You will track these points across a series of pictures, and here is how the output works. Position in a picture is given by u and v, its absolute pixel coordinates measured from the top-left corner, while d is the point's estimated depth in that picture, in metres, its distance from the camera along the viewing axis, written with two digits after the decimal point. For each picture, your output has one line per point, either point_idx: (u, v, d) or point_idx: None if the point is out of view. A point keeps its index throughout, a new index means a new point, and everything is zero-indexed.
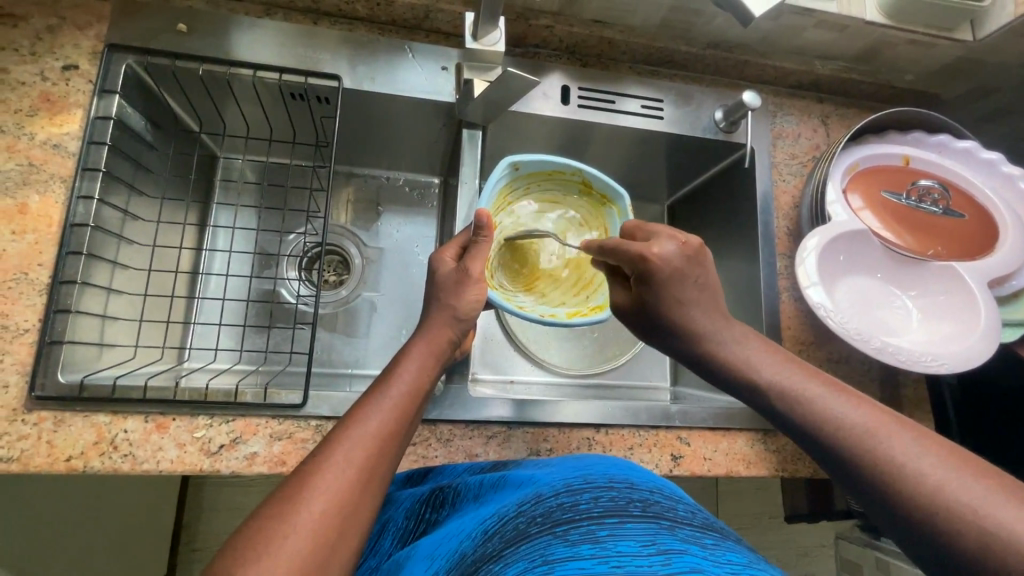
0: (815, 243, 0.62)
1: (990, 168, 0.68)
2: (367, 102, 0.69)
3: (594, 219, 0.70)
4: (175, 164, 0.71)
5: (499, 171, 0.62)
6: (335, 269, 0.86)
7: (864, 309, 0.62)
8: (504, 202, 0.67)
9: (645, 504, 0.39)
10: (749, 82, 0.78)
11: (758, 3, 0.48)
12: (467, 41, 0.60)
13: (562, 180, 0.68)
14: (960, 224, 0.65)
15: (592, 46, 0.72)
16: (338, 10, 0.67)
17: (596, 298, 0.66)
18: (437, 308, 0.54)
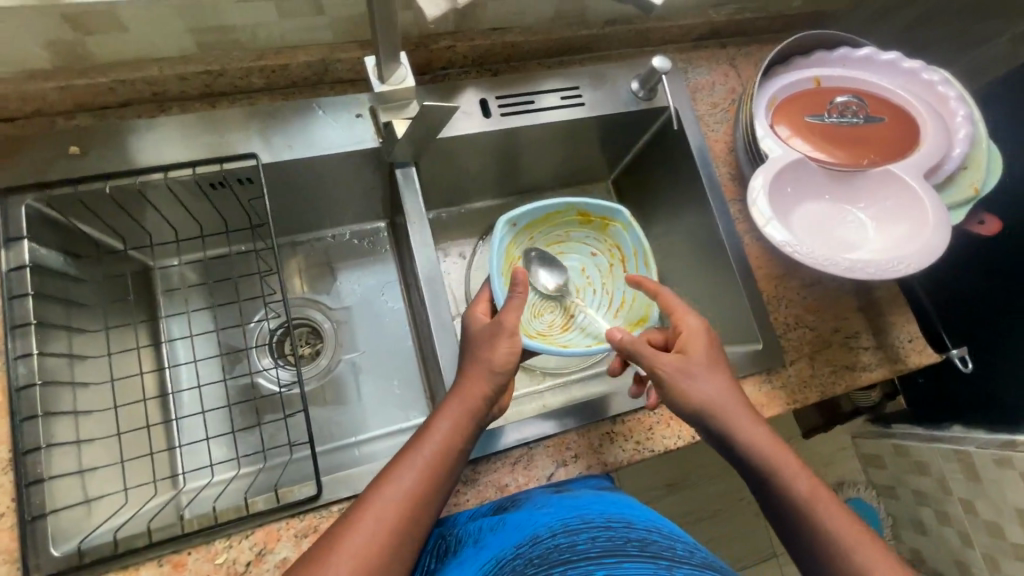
0: (764, 181, 0.63)
1: (893, 69, 0.71)
2: (291, 171, 0.66)
3: (604, 243, 0.80)
4: (109, 290, 0.67)
5: (499, 230, 0.73)
6: (308, 341, 0.83)
7: (824, 233, 0.64)
8: (515, 256, 0.77)
9: (642, 543, 0.45)
10: (653, 46, 0.79)
11: None
12: (374, 85, 0.58)
13: (559, 219, 0.78)
14: (885, 127, 0.68)
15: (497, 53, 0.71)
16: (234, 87, 0.64)
17: (635, 311, 0.77)
18: (476, 363, 0.57)
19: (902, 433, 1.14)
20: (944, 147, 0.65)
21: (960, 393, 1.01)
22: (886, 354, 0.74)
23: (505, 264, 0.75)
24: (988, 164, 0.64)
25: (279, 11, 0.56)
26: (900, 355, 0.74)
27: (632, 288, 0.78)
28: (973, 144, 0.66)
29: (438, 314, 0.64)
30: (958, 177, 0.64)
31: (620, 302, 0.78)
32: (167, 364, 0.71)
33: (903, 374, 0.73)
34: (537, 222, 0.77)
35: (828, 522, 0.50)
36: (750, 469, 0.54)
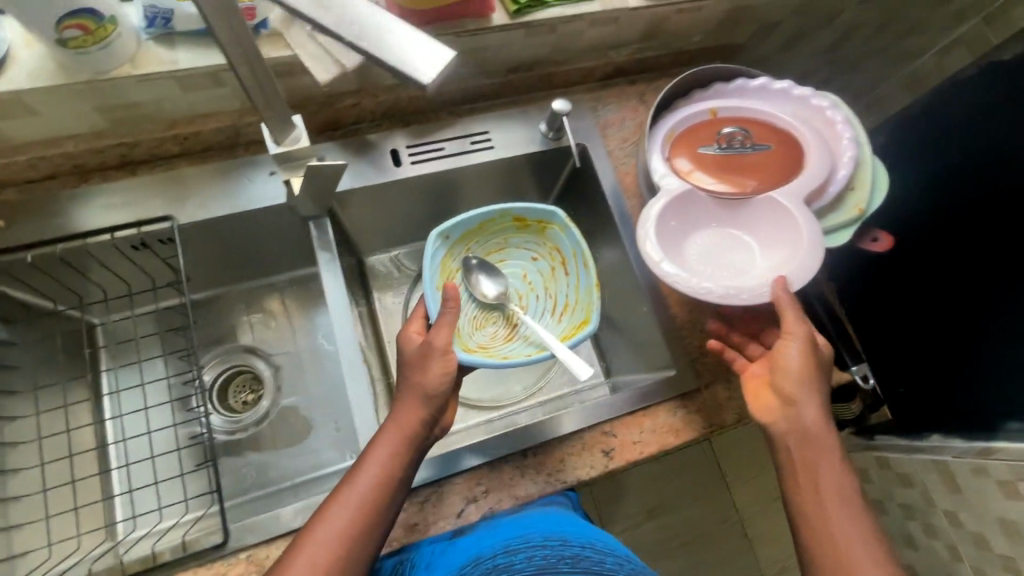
0: (654, 215, 0.66)
1: (782, 95, 0.74)
2: (211, 229, 0.70)
3: (544, 246, 0.80)
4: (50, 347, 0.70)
5: (433, 244, 0.73)
6: (250, 388, 0.86)
7: (714, 260, 0.68)
8: (453, 269, 0.77)
9: (575, 560, 0.53)
10: (562, 88, 0.83)
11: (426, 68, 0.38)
12: (270, 147, 0.59)
13: (494, 226, 0.78)
14: (776, 152, 0.70)
15: (404, 106, 0.76)
16: (152, 155, 0.68)
17: (578, 314, 0.76)
18: (410, 388, 0.59)
19: None
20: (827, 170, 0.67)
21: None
22: None
23: (442, 277, 0.76)
24: (871, 181, 0.68)
25: (180, 87, 0.61)
26: None
27: (575, 289, 0.77)
28: (857, 166, 0.69)
29: (350, 358, 0.67)
30: (843, 199, 0.67)
31: (564, 306, 0.78)
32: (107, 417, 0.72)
33: None
34: (472, 232, 0.77)
35: (833, 517, 0.56)
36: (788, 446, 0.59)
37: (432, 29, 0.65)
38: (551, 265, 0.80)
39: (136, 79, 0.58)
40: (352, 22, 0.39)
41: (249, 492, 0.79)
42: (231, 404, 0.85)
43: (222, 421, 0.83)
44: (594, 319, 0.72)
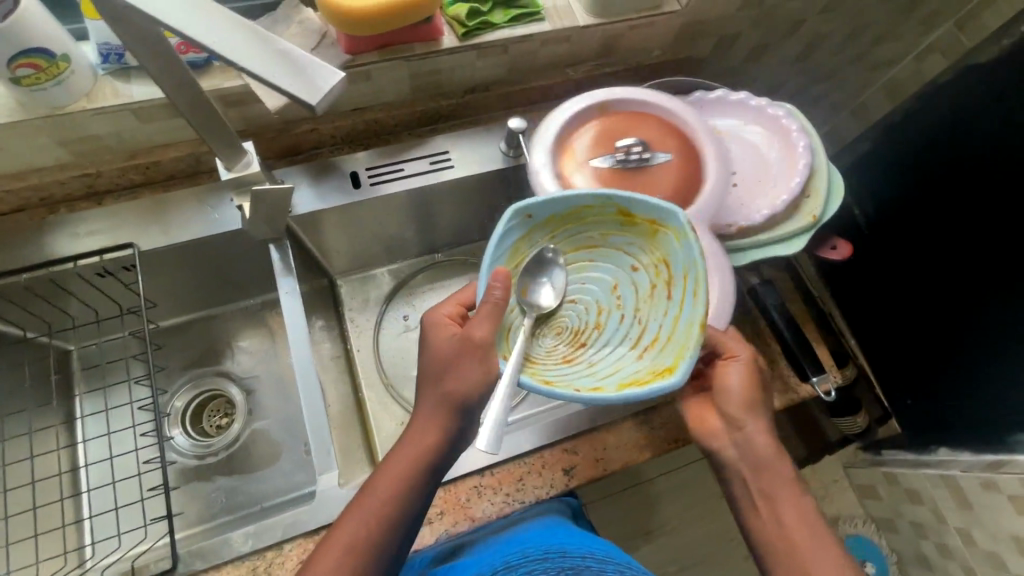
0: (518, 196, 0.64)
1: (735, 107, 0.74)
2: (173, 255, 0.72)
3: (650, 257, 0.57)
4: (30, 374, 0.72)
5: (502, 223, 0.56)
6: (223, 411, 0.86)
7: None
8: (525, 257, 0.60)
9: (574, 570, 0.49)
10: (521, 106, 0.85)
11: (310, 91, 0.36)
12: (222, 174, 0.61)
13: (592, 215, 0.58)
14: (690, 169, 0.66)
15: (363, 129, 0.78)
16: (117, 185, 0.71)
17: (666, 355, 0.53)
18: (438, 401, 0.54)
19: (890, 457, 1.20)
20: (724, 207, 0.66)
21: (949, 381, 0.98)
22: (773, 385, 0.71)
23: (510, 265, 0.59)
24: (827, 193, 0.67)
25: (136, 118, 0.63)
26: (789, 386, 0.71)
27: (672, 321, 0.54)
28: (812, 175, 0.68)
29: (308, 379, 0.67)
30: (799, 207, 0.67)
31: (650, 339, 0.55)
32: (79, 441, 0.74)
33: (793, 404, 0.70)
34: (561, 219, 0.59)
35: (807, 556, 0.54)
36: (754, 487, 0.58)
37: (377, 55, 0.67)
38: (651, 279, 0.57)
39: (92, 112, 0.60)
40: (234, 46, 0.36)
41: (218, 517, 0.78)
42: (204, 427, 0.85)
43: (193, 445, 0.83)
44: (681, 371, 0.49)
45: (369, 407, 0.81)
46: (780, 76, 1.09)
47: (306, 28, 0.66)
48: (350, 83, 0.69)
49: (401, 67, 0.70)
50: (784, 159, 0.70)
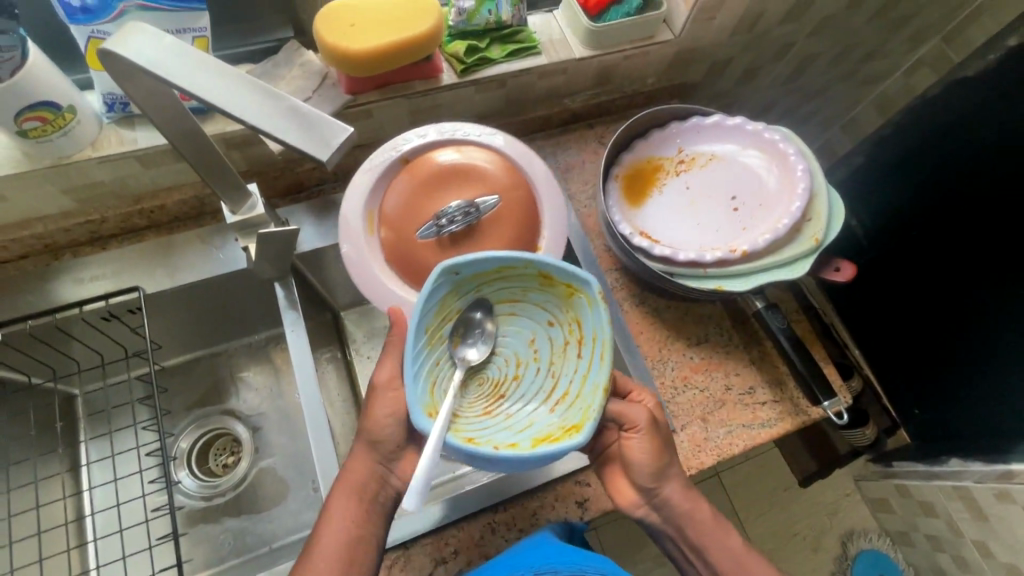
0: (347, 209, 0.67)
1: (733, 131, 0.75)
2: (178, 297, 0.72)
3: (564, 315, 0.60)
4: (36, 421, 0.71)
5: (432, 281, 0.54)
6: (230, 450, 0.85)
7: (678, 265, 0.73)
8: (452, 311, 0.59)
9: None
10: (519, 137, 0.86)
11: (318, 145, 0.36)
12: (227, 217, 0.61)
13: (514, 275, 0.59)
14: (398, 246, 0.65)
15: (364, 165, 0.79)
16: (121, 229, 0.71)
17: (574, 413, 0.55)
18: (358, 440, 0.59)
19: (903, 472, 1.20)
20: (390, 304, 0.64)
21: (950, 383, 0.98)
22: (784, 408, 0.72)
23: (436, 321, 0.57)
24: (828, 215, 0.67)
25: (140, 164, 0.63)
26: (799, 408, 0.72)
27: (581, 378, 0.57)
28: (812, 198, 0.69)
29: (315, 418, 0.67)
30: (803, 228, 0.67)
31: (561, 394, 0.57)
32: (85, 488, 0.73)
33: (803, 426, 0.71)
34: (488, 277, 0.58)
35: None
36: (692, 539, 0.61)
37: (378, 93, 0.68)
38: (557, 336, 0.60)
39: (97, 160, 0.61)
40: (240, 101, 0.37)
41: (227, 560, 0.77)
42: (211, 467, 0.84)
43: (199, 486, 0.82)
44: (587, 431, 0.52)
45: None
46: (772, 97, 1.11)
47: (307, 70, 0.67)
48: (352, 121, 0.70)
49: (401, 104, 0.71)
50: (783, 183, 0.71)
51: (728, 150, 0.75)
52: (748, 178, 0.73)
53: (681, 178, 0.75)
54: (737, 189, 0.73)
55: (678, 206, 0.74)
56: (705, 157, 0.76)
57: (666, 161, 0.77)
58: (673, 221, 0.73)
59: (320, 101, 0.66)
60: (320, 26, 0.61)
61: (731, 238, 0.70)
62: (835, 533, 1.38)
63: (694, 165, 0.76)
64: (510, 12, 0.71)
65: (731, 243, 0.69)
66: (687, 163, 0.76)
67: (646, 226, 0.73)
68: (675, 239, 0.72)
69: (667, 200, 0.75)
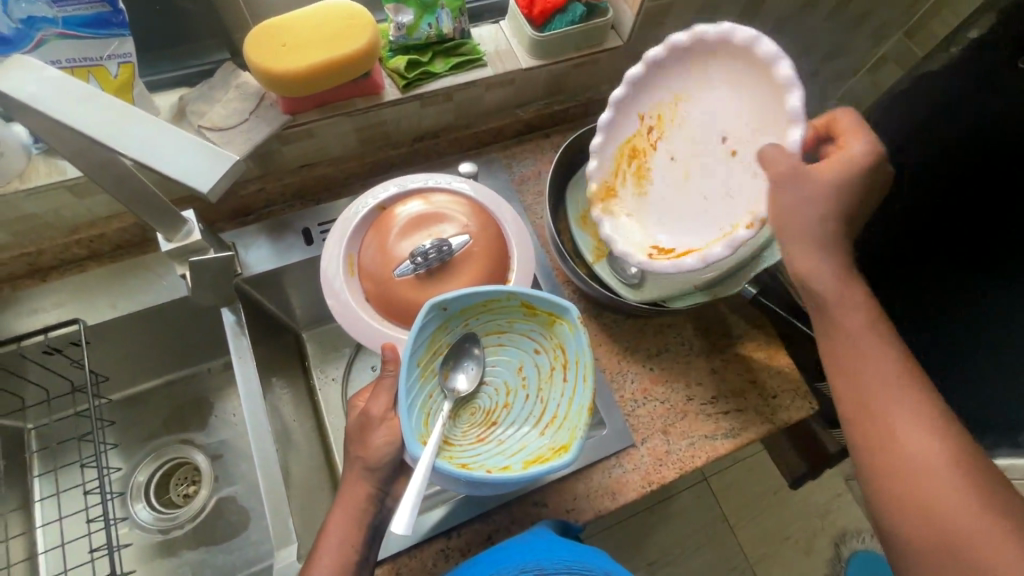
0: (330, 260, 0.64)
1: (683, 52, 0.57)
2: (121, 326, 0.70)
3: (548, 342, 0.60)
4: None
5: (420, 316, 0.54)
6: (190, 479, 0.82)
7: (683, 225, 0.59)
8: (443, 345, 0.59)
9: None
10: (473, 150, 0.84)
11: (203, 175, 0.35)
12: (161, 245, 0.59)
13: (500, 307, 0.59)
14: (381, 294, 0.62)
15: (312, 185, 0.77)
16: (60, 260, 0.69)
17: (562, 434, 0.55)
18: (352, 462, 0.58)
19: None
20: (374, 345, 0.61)
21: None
22: (748, 417, 0.70)
23: (426, 354, 0.57)
24: None
25: (72, 194, 0.62)
26: (764, 416, 0.70)
27: (569, 402, 0.57)
28: None
29: (263, 448, 0.65)
30: None
31: (550, 417, 0.56)
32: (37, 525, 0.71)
33: (768, 434, 0.69)
34: (473, 308, 0.58)
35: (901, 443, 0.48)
36: (865, 353, 0.51)
37: (319, 111, 0.67)
38: (544, 365, 0.60)
39: (26, 193, 0.59)
40: (124, 134, 0.36)
41: None
42: (169, 498, 0.81)
43: (157, 518, 0.79)
44: (575, 449, 0.51)
45: (339, 466, 0.78)
46: None
47: (242, 91, 0.65)
48: (292, 142, 0.69)
49: (344, 122, 0.70)
50: (766, 81, 0.52)
51: (697, 78, 0.58)
52: (731, 99, 0.55)
53: (662, 148, 0.61)
54: (725, 125, 0.56)
55: (676, 190, 0.60)
56: (671, 104, 0.59)
57: (637, 139, 0.62)
58: (680, 216, 0.59)
59: (257, 123, 0.65)
60: (251, 47, 0.60)
61: (750, 201, 0.53)
62: (827, 536, 1.36)
63: (665, 125, 0.60)
64: (451, 25, 0.70)
65: (751, 211, 0.53)
66: (659, 126, 0.61)
67: (656, 237, 0.59)
68: (687, 238, 0.58)
69: (663, 189, 0.61)
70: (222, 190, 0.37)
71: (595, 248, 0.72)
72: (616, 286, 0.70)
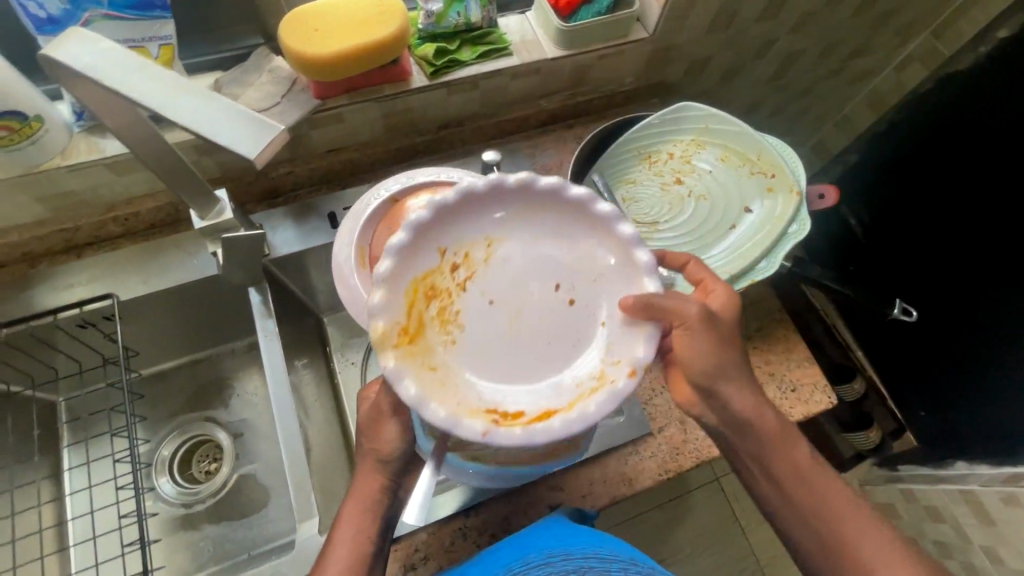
0: (338, 249, 0.64)
1: (499, 189, 0.47)
2: (152, 303, 0.72)
3: None
4: (16, 427, 0.71)
5: None
6: (212, 457, 0.84)
7: (546, 365, 0.47)
8: None
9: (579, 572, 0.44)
10: (495, 140, 0.86)
11: (250, 143, 0.36)
12: (194, 223, 0.60)
13: None
14: None
15: (339, 170, 0.79)
16: (96, 237, 0.71)
17: None
18: (366, 453, 0.57)
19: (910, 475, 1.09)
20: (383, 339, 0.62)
21: (946, 385, 1.00)
22: None
23: None
24: (795, 208, 0.67)
25: (111, 172, 0.64)
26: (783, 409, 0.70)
27: None
28: (775, 184, 0.70)
29: (286, 423, 0.67)
30: (761, 221, 0.69)
31: None
32: (66, 494, 0.73)
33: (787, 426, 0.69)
34: None
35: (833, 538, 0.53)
36: (782, 460, 0.55)
37: (348, 97, 0.68)
38: None
39: (67, 168, 0.61)
40: (176, 105, 0.38)
41: (205, 568, 0.77)
42: (192, 474, 0.83)
43: (180, 493, 0.81)
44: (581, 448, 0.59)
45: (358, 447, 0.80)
46: (759, 95, 1.09)
47: (275, 76, 0.67)
48: (322, 126, 0.71)
49: (373, 108, 0.71)
50: (602, 233, 0.48)
51: (514, 218, 0.48)
52: (553, 257, 0.49)
53: (467, 288, 0.48)
54: (557, 271, 0.49)
55: (495, 348, 0.47)
56: (481, 245, 0.48)
57: (437, 274, 0.47)
58: (512, 373, 0.47)
59: (288, 107, 0.66)
60: (284, 33, 0.61)
61: (598, 354, 0.47)
62: None
63: (473, 264, 0.48)
64: (479, 14, 0.71)
65: (614, 359, 0.46)
66: (465, 266, 0.48)
67: (491, 392, 0.45)
68: (534, 401, 0.45)
69: (480, 346, 0.47)
70: (266, 160, 0.39)
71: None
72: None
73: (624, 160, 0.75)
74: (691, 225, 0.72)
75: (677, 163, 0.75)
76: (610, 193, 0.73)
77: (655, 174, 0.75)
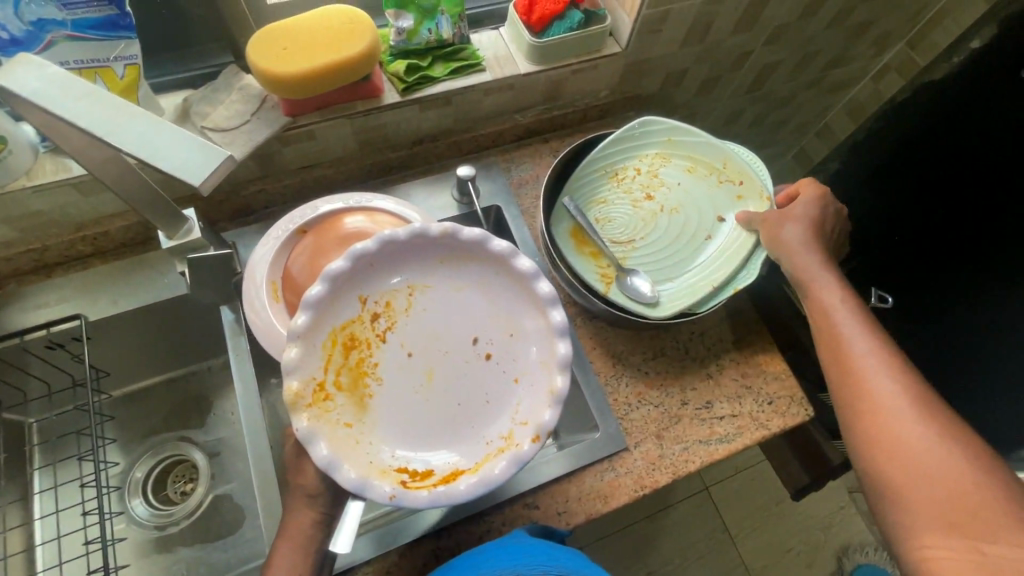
0: (249, 284, 0.62)
1: (420, 244, 0.52)
2: (122, 323, 0.71)
3: None
4: None
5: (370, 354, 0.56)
6: (187, 477, 0.83)
7: (456, 423, 0.51)
8: None
9: None
10: (471, 154, 0.85)
11: (195, 171, 0.37)
12: (162, 242, 0.59)
13: None
14: None
15: (313, 186, 0.78)
16: (66, 257, 0.71)
17: None
18: (292, 491, 0.54)
19: None
20: None
21: None
22: (744, 423, 0.70)
23: None
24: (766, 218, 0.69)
25: (78, 192, 0.63)
26: (760, 422, 0.70)
27: None
28: (743, 198, 0.71)
29: (257, 444, 0.66)
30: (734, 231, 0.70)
31: None
32: (35, 518, 0.72)
33: (765, 440, 0.69)
34: None
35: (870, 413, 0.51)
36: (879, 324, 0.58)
37: (319, 114, 0.68)
38: None
39: (32, 189, 0.61)
40: (121, 131, 0.38)
41: None
42: (167, 495, 0.82)
43: (153, 514, 0.80)
44: None
45: None
46: (736, 107, 1.10)
47: (246, 93, 0.67)
48: (295, 143, 0.70)
49: (345, 125, 0.71)
50: (520, 291, 0.53)
51: (435, 272, 0.53)
52: (471, 314, 0.53)
53: (386, 342, 0.52)
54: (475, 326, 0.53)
55: (410, 402, 0.51)
56: (404, 295, 0.53)
57: (357, 326, 0.51)
58: (422, 433, 0.51)
59: (259, 124, 0.66)
60: (252, 47, 0.61)
61: (508, 413, 0.52)
62: (830, 549, 1.35)
63: (393, 314, 0.52)
64: (450, 30, 0.72)
65: (522, 421, 0.51)
66: (385, 316, 0.52)
67: (401, 449, 0.49)
68: (439, 460, 0.50)
69: (394, 399, 0.51)
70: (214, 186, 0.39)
71: (600, 275, 0.71)
72: (630, 305, 0.68)
73: (592, 179, 0.74)
74: (665, 241, 0.73)
75: (645, 178, 0.74)
76: (582, 215, 0.72)
77: (625, 192, 0.75)
